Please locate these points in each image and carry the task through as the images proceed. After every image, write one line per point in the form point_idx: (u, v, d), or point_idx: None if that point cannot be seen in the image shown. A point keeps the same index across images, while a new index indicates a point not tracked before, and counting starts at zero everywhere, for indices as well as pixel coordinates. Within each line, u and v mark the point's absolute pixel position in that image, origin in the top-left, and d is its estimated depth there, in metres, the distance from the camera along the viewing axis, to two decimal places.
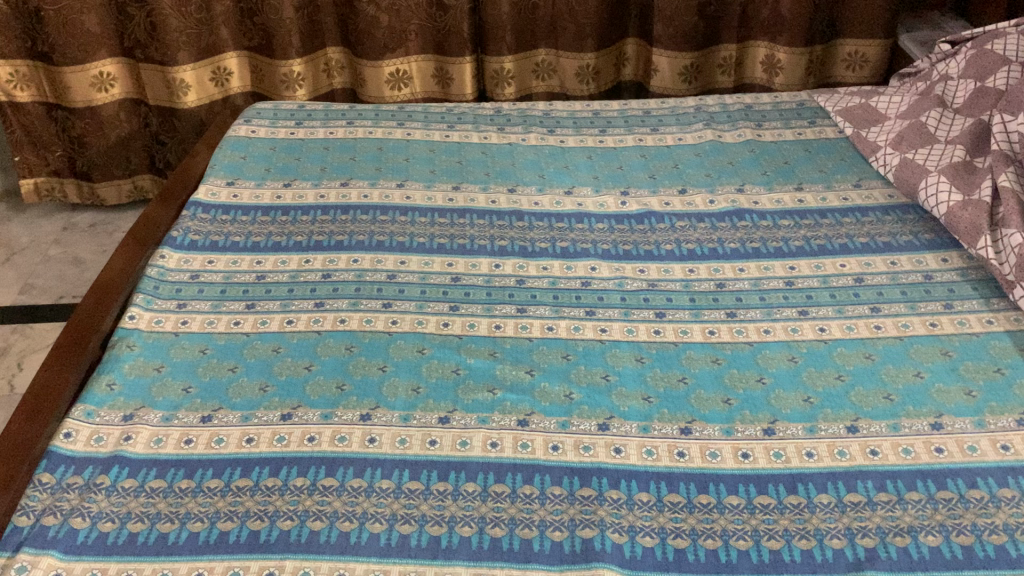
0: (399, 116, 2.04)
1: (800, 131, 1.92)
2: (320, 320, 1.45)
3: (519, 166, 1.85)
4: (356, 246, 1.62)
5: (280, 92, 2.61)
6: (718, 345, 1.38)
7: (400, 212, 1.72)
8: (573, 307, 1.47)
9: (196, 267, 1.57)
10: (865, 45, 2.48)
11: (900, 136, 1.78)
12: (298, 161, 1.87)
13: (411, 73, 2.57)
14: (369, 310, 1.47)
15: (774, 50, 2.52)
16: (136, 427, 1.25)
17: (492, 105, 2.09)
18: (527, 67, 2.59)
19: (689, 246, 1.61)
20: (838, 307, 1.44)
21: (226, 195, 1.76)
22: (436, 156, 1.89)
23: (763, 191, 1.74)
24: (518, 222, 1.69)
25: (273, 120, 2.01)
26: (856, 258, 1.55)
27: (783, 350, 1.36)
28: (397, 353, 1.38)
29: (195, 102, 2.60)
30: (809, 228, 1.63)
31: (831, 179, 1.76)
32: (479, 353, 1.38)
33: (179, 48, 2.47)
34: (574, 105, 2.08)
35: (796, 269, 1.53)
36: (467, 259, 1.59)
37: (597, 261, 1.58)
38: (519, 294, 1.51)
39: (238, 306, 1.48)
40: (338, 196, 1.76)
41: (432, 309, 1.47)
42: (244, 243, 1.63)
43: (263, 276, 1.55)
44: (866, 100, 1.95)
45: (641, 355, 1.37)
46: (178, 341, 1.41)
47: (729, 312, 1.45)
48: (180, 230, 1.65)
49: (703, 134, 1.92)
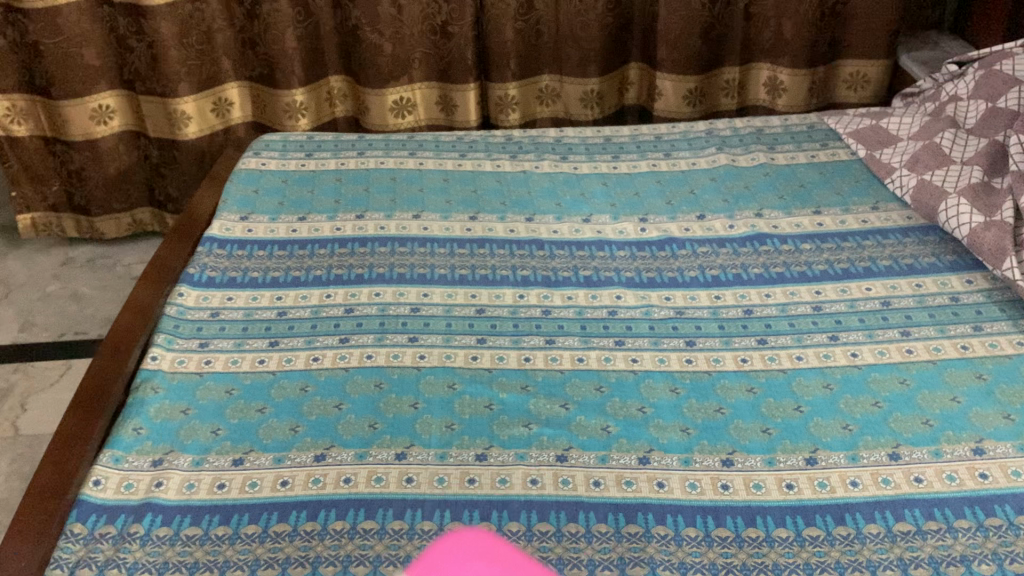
0: (410, 145, 2.02)
1: (812, 153, 1.92)
2: (346, 355, 1.43)
3: (535, 195, 1.84)
4: (377, 279, 1.61)
5: (282, 122, 2.58)
6: (752, 373, 1.37)
7: (419, 243, 1.71)
8: (603, 336, 1.46)
9: (215, 304, 1.54)
10: (865, 65, 2.50)
11: (915, 157, 1.78)
12: (312, 194, 1.85)
13: (415, 101, 2.55)
14: (395, 345, 1.45)
15: (776, 71, 2.53)
16: (167, 472, 1.23)
17: (502, 132, 2.08)
18: (531, 93, 2.59)
19: (712, 272, 1.60)
20: (868, 330, 1.44)
21: (241, 230, 1.74)
22: (450, 185, 1.88)
23: (782, 215, 1.74)
24: (539, 252, 1.68)
25: (282, 152, 1.99)
26: (881, 281, 1.55)
27: (817, 378, 1.36)
28: (428, 390, 1.35)
29: (196, 133, 2.57)
30: (831, 252, 1.63)
31: (849, 201, 1.76)
32: (513, 388, 1.36)
33: (180, 80, 2.45)
34: (585, 130, 2.07)
35: (822, 293, 1.53)
36: (490, 289, 1.58)
37: (622, 289, 1.57)
38: (546, 325, 1.49)
39: (262, 344, 1.46)
40: (354, 228, 1.75)
41: (459, 342, 1.46)
42: (263, 279, 1.61)
43: (285, 311, 1.53)
44: (877, 121, 1.96)
45: (675, 385, 1.35)
46: (203, 381, 1.38)
47: (759, 338, 1.44)
48: (196, 267, 1.62)
49: (718, 158, 1.93)
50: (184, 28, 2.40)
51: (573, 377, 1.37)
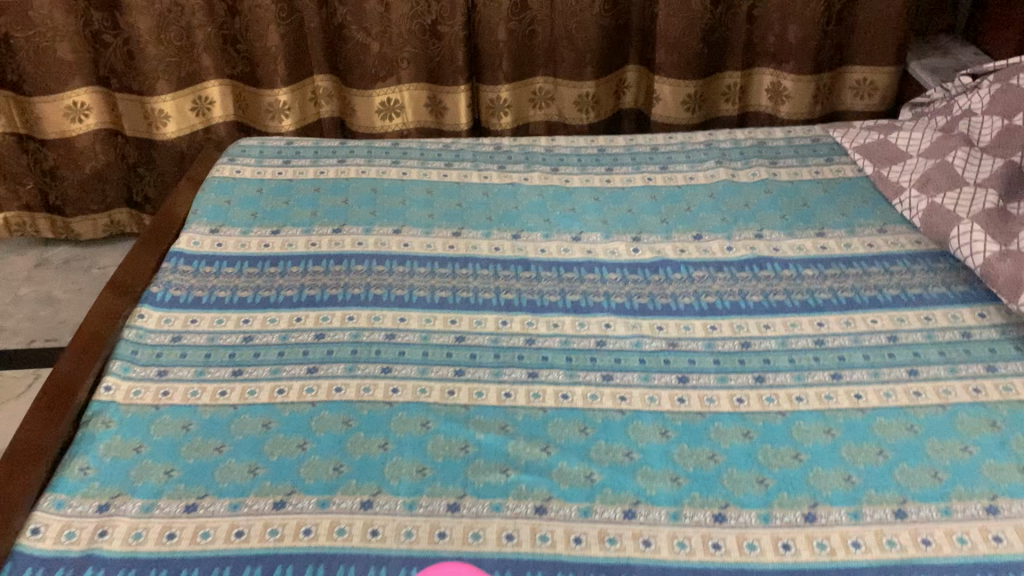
0: (393, 152, 1.93)
1: (816, 169, 1.82)
2: (314, 387, 1.33)
3: (523, 209, 1.74)
4: (351, 301, 1.50)
5: (264, 122, 2.47)
6: (749, 416, 1.28)
7: (398, 261, 1.60)
8: (589, 371, 1.36)
9: (178, 327, 1.45)
10: (874, 72, 2.39)
11: (926, 177, 1.68)
12: (287, 205, 1.75)
13: (403, 103, 2.45)
14: (367, 377, 1.35)
15: (780, 77, 2.43)
16: (113, 520, 1.13)
17: (491, 140, 1.98)
18: (524, 96, 2.48)
19: (709, 298, 1.51)
20: (873, 369, 1.35)
21: (210, 244, 1.64)
22: (434, 198, 1.78)
23: (784, 237, 1.64)
24: (525, 273, 1.58)
25: (259, 158, 1.89)
26: (888, 313, 1.45)
27: (818, 422, 1.26)
28: (399, 429, 1.26)
29: (175, 133, 2.47)
30: (835, 279, 1.54)
31: (854, 223, 1.66)
32: (490, 428, 1.26)
33: (157, 78, 2.35)
34: (578, 139, 1.97)
35: (825, 325, 1.43)
36: (472, 315, 1.48)
37: (611, 317, 1.47)
38: (529, 356, 1.39)
39: (225, 374, 1.36)
40: (330, 243, 1.64)
41: (435, 374, 1.36)
42: (230, 299, 1.51)
43: (251, 336, 1.43)
44: (886, 135, 1.85)
45: (666, 428, 1.26)
46: (159, 415, 1.29)
47: (757, 376, 1.35)
48: (160, 285, 1.53)
49: (717, 172, 1.83)
50: (162, 24, 2.30)
51: (557, 416, 1.28)
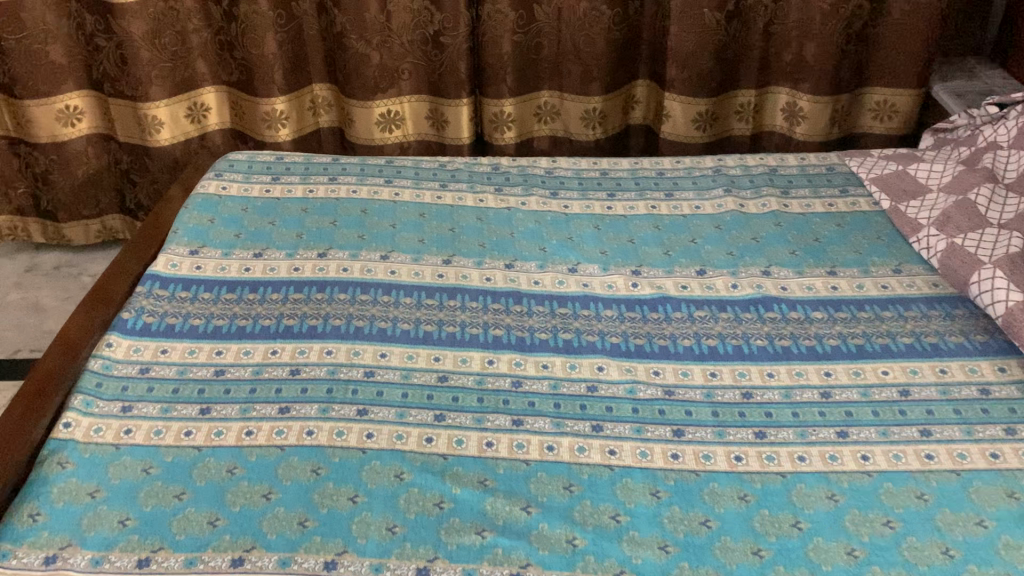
0: (387, 171, 1.85)
1: (830, 201, 1.73)
2: (284, 430, 1.25)
3: (518, 237, 1.66)
4: (331, 333, 1.42)
5: (261, 131, 2.40)
6: (747, 477, 1.19)
7: (384, 290, 1.52)
8: (578, 420, 1.28)
9: (147, 358, 1.37)
10: (895, 94, 2.29)
11: (946, 215, 1.59)
12: (272, 226, 1.67)
13: (403, 114, 2.37)
14: (341, 420, 1.27)
15: (796, 97, 2.33)
16: (58, 574, 1.06)
17: (490, 160, 1.90)
18: (528, 110, 2.40)
19: (710, 342, 1.42)
20: (882, 428, 1.25)
21: (188, 266, 1.56)
22: (425, 222, 1.70)
23: (792, 275, 1.55)
24: (516, 306, 1.49)
25: (246, 174, 1.82)
26: (901, 364, 1.36)
27: (821, 486, 1.17)
28: (371, 479, 1.18)
29: (169, 140, 2.40)
30: (845, 324, 1.44)
31: (868, 261, 1.57)
32: (469, 481, 1.18)
33: (151, 83, 2.28)
34: (580, 160, 1.89)
35: (833, 376, 1.34)
36: (457, 352, 1.39)
37: (604, 359, 1.39)
38: (515, 402, 1.31)
39: (192, 412, 1.29)
40: (314, 269, 1.57)
41: (414, 419, 1.28)
42: (204, 328, 1.43)
43: (223, 370, 1.35)
44: (905, 166, 1.76)
45: (656, 488, 1.18)
46: (119, 455, 1.21)
47: (758, 431, 1.26)
48: (132, 311, 1.45)
49: (724, 201, 1.73)
50: (156, 28, 2.22)
51: (539, 471, 1.20)
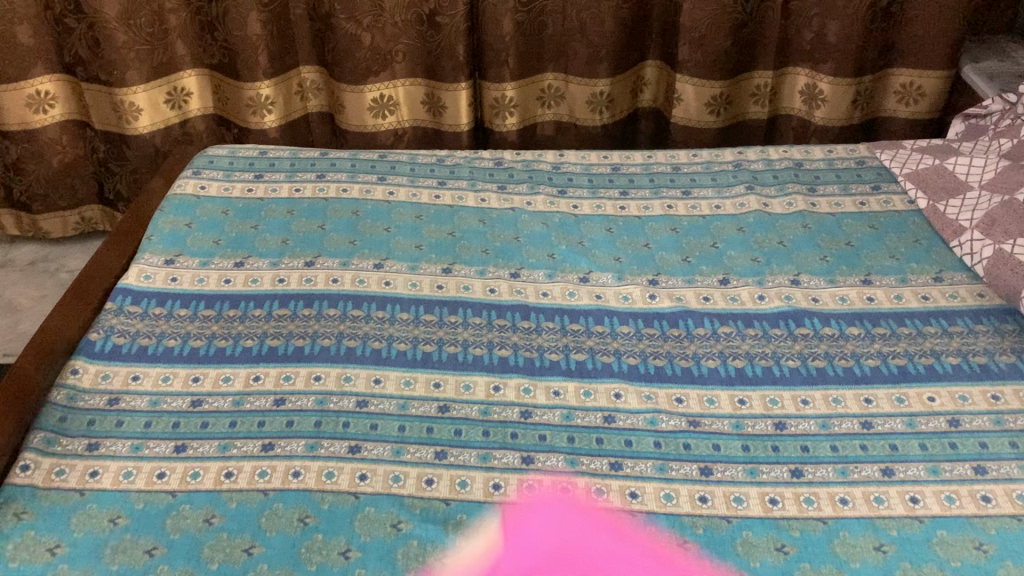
0: (380, 166, 1.73)
1: (862, 199, 1.61)
2: (267, 471, 1.13)
3: (523, 242, 1.54)
4: (319, 356, 1.29)
5: (246, 118, 2.25)
6: (783, 523, 1.07)
7: (378, 305, 1.39)
8: (594, 457, 1.16)
9: (116, 387, 1.24)
10: (922, 75, 2.14)
11: (991, 217, 1.46)
12: (255, 230, 1.54)
13: (397, 99, 2.22)
14: (332, 458, 1.14)
15: (816, 79, 2.19)
16: None
17: (492, 154, 1.79)
18: (531, 94, 2.25)
19: (737, 362, 1.29)
20: (932, 465, 1.13)
21: (163, 278, 1.43)
22: (423, 225, 1.57)
23: (823, 284, 1.43)
24: (523, 322, 1.37)
25: (227, 172, 1.69)
26: (948, 388, 1.23)
27: (867, 534, 1.05)
28: (364, 530, 1.05)
29: (147, 127, 2.24)
30: (884, 341, 1.32)
31: (906, 268, 1.45)
32: (473, 532, 1.05)
33: (127, 67, 2.12)
34: (589, 155, 1.78)
35: (874, 403, 1.22)
36: (460, 377, 1.27)
37: (621, 384, 1.26)
38: (524, 436, 1.18)
39: (166, 450, 1.16)
40: (301, 280, 1.43)
41: (412, 456, 1.15)
42: (180, 351, 1.30)
43: (200, 400, 1.22)
44: (941, 160, 1.64)
45: (683, 537, 1.05)
46: (84, 503, 1.08)
47: (794, 469, 1.14)
48: (100, 332, 1.32)
49: (746, 200, 1.62)
50: (131, 8, 2.06)
51: (534, 521, 1.07)
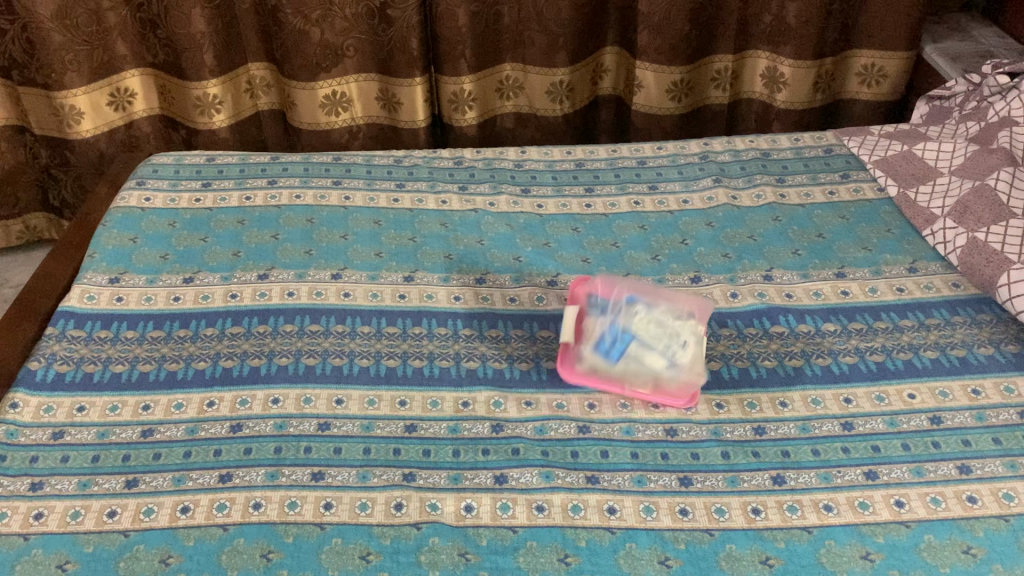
0: (335, 170, 1.67)
1: (832, 188, 1.60)
2: (227, 504, 1.05)
3: (488, 245, 1.49)
4: (277, 376, 1.22)
5: (194, 118, 2.16)
6: (767, 534, 1.02)
7: (337, 318, 1.33)
8: (570, 470, 1.10)
9: (60, 420, 1.16)
10: (883, 57, 2.11)
11: (963, 205, 1.46)
12: (205, 243, 1.47)
13: (350, 95, 2.14)
14: (294, 487, 1.07)
15: (777, 62, 2.14)
16: None
17: (450, 153, 1.74)
18: (489, 86, 2.19)
19: (713, 365, 1.25)
20: (916, 466, 1.10)
21: (108, 298, 1.35)
22: (382, 230, 1.51)
23: (797, 279, 1.40)
24: (490, 331, 1.31)
25: (173, 181, 1.63)
26: (929, 384, 1.21)
27: (854, 542, 1.01)
28: (333, 564, 0.99)
29: (91, 131, 2.11)
30: (861, 337, 1.29)
31: (879, 260, 1.43)
32: (447, 559, 0.99)
33: (65, 69, 1.98)
34: (552, 151, 1.75)
35: (854, 402, 1.19)
36: (426, 393, 1.21)
37: (597, 393, 1.22)
38: (496, 451, 1.13)
39: (115, 485, 1.07)
40: (255, 295, 1.36)
41: (379, 480, 1.08)
42: (128, 376, 1.22)
43: (151, 430, 1.15)
44: (909, 146, 1.64)
45: (666, 555, 1.00)
46: (29, 549, 1.00)
47: (775, 475, 1.09)
48: (42, 360, 1.23)
49: (714, 193, 1.60)
50: (66, 7, 1.92)
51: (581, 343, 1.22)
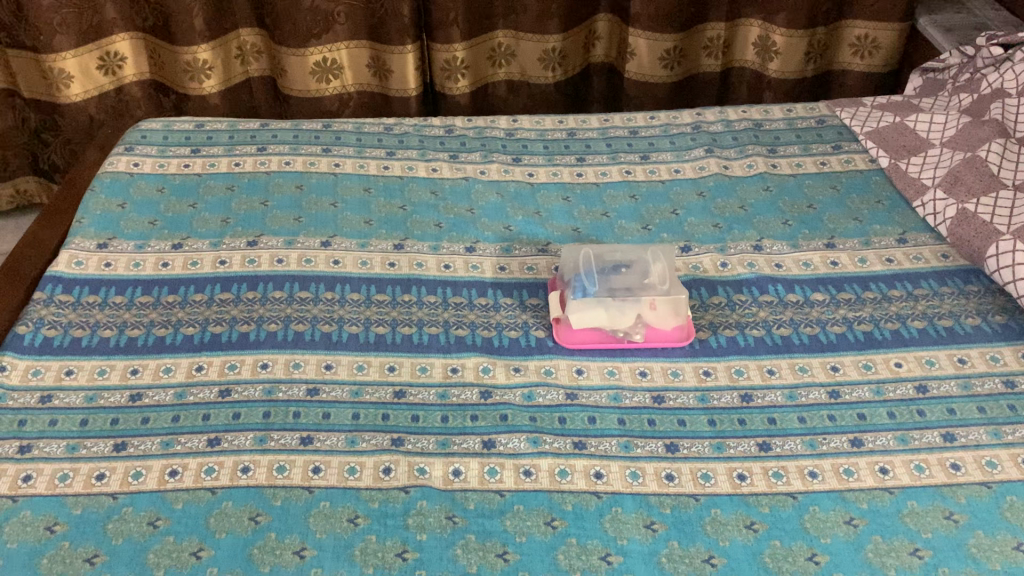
0: (325, 137, 1.66)
1: (823, 159, 1.60)
2: (215, 467, 1.05)
3: (478, 213, 1.49)
4: (266, 342, 1.22)
5: (184, 84, 2.14)
6: (752, 500, 1.03)
7: (326, 285, 1.32)
8: (557, 436, 1.11)
9: (48, 383, 1.15)
10: (877, 28, 2.09)
11: (954, 176, 1.46)
12: (194, 210, 1.47)
13: (341, 63, 2.13)
14: (283, 451, 1.08)
15: (770, 30, 2.12)
16: None
17: (442, 121, 1.74)
18: (482, 54, 2.17)
19: (701, 333, 1.26)
20: (901, 434, 1.11)
21: (96, 263, 1.35)
22: (372, 198, 1.51)
23: (786, 249, 1.40)
24: (480, 299, 1.31)
25: (161, 147, 1.62)
26: (915, 353, 1.21)
27: (837, 508, 1.02)
28: (320, 526, 0.99)
29: (80, 95, 2.09)
30: (850, 306, 1.29)
31: (869, 231, 1.43)
32: (434, 522, 1.00)
33: (54, 32, 1.95)
34: (544, 120, 1.74)
35: (841, 370, 1.19)
36: (415, 359, 1.21)
37: (586, 360, 1.22)
38: (484, 418, 1.13)
39: (104, 449, 1.07)
40: (244, 262, 1.36)
41: (368, 445, 1.09)
42: (116, 341, 1.22)
43: (140, 395, 1.15)
44: (901, 118, 1.64)
45: (650, 519, 1.01)
46: (17, 511, 1.00)
47: (762, 442, 1.10)
48: (29, 324, 1.23)
49: (706, 163, 1.60)
50: None
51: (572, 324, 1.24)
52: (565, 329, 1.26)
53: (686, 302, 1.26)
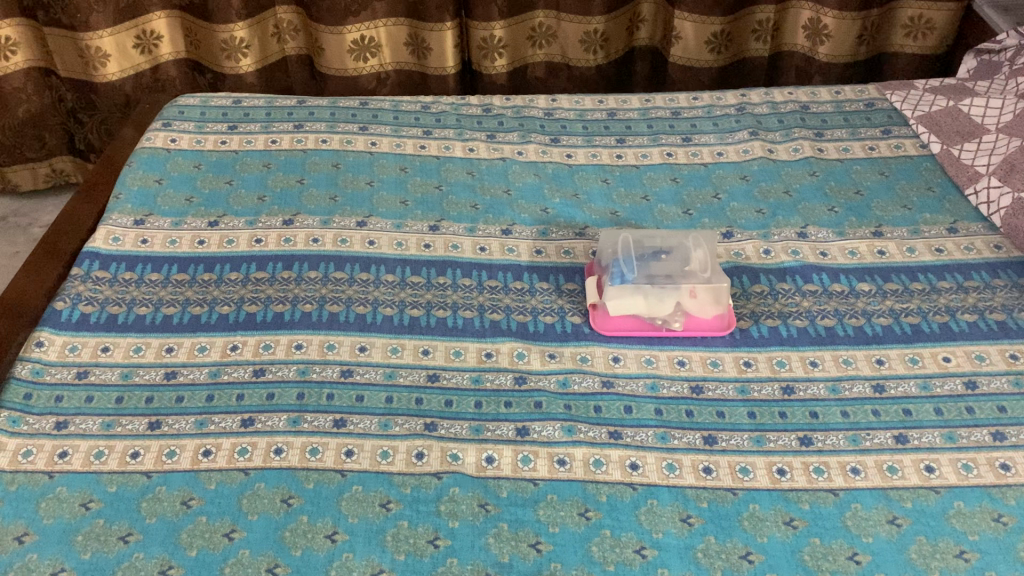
0: (362, 116, 1.65)
1: (872, 144, 1.56)
2: (247, 449, 1.05)
3: (515, 195, 1.46)
4: (300, 322, 1.22)
5: (220, 63, 2.13)
6: (792, 495, 1.00)
7: (362, 266, 1.31)
8: (592, 425, 1.09)
9: (85, 359, 1.16)
10: (931, 7, 2.02)
11: (1009, 164, 1.42)
12: (230, 186, 1.46)
13: (379, 41, 2.10)
14: (315, 434, 1.07)
15: (821, 13, 2.05)
16: None
17: (479, 99, 1.71)
18: (521, 33, 2.13)
19: (742, 323, 1.23)
20: (948, 431, 1.07)
21: (133, 240, 1.35)
22: (408, 177, 1.49)
23: (832, 237, 1.36)
24: (516, 283, 1.30)
25: (199, 123, 1.61)
26: (964, 348, 1.17)
27: (880, 505, 0.99)
28: (352, 511, 0.98)
29: (116, 74, 2.09)
30: (897, 297, 1.25)
31: (918, 219, 1.39)
32: (466, 510, 0.99)
33: (92, 10, 1.95)
34: (584, 101, 1.71)
35: (887, 364, 1.16)
36: (449, 343, 1.20)
37: (623, 348, 1.20)
38: (518, 404, 1.11)
39: (139, 427, 1.07)
40: (280, 241, 1.35)
41: (400, 429, 1.08)
42: (152, 319, 1.22)
43: (174, 373, 1.14)
44: (955, 103, 1.59)
45: (687, 513, 0.99)
46: (53, 487, 1.00)
47: (802, 437, 1.07)
48: (67, 301, 1.23)
49: (750, 146, 1.56)
50: None
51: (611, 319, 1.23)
52: (602, 315, 1.24)
53: (727, 290, 1.23)
